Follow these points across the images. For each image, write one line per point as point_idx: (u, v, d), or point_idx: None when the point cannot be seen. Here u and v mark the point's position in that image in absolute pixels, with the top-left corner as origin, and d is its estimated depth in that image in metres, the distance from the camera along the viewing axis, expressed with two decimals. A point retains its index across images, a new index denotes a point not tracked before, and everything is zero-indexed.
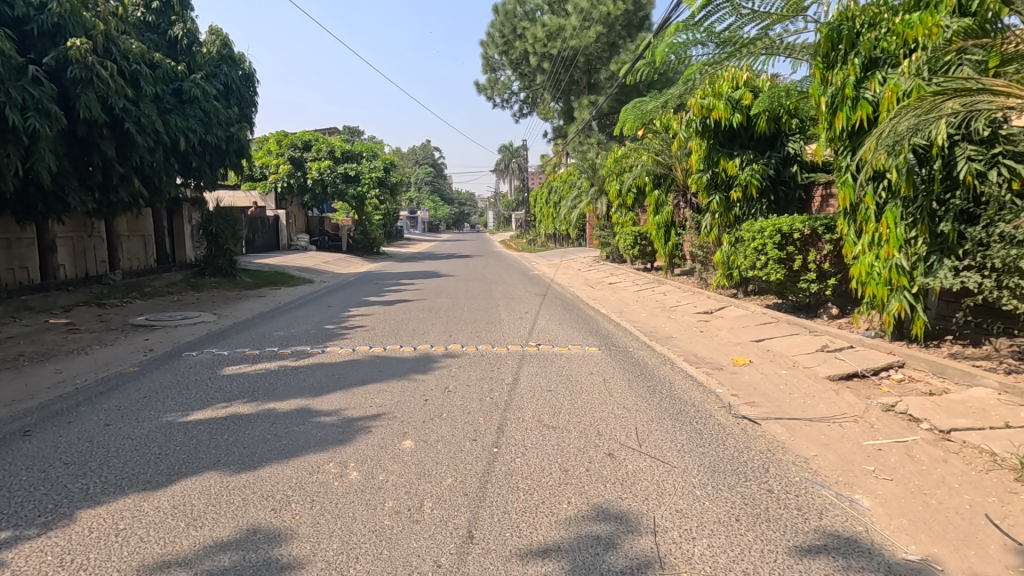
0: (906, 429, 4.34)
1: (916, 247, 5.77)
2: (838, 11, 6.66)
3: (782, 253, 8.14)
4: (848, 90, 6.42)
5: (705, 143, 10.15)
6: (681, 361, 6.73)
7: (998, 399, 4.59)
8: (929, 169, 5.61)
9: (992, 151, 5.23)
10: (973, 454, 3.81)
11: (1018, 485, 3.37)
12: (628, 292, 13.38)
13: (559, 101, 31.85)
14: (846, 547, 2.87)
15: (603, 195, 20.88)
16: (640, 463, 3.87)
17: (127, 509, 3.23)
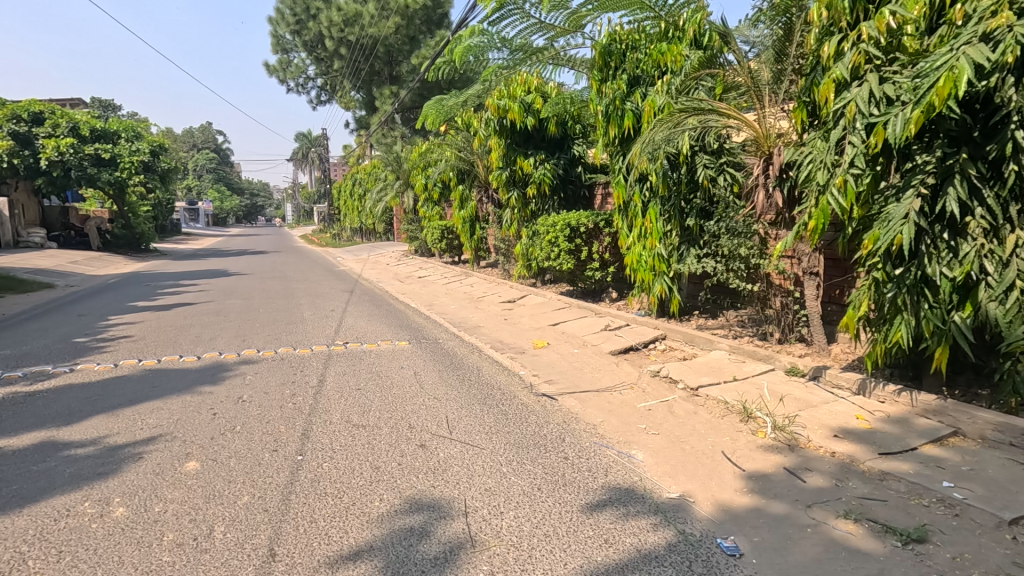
0: (668, 390, 5.20)
1: (671, 239, 6.90)
2: (609, 32, 7.57)
3: (571, 245, 9.05)
4: (619, 102, 7.37)
5: (503, 141, 10.76)
6: (488, 348, 7.07)
7: (729, 359, 5.76)
8: (679, 173, 6.73)
9: (720, 161, 6.47)
10: (713, 404, 4.74)
11: (742, 425, 4.28)
12: (437, 285, 13.55)
13: (360, 91, 30.75)
14: (626, 497, 3.33)
15: (409, 188, 20.81)
16: (451, 449, 3.98)
17: None
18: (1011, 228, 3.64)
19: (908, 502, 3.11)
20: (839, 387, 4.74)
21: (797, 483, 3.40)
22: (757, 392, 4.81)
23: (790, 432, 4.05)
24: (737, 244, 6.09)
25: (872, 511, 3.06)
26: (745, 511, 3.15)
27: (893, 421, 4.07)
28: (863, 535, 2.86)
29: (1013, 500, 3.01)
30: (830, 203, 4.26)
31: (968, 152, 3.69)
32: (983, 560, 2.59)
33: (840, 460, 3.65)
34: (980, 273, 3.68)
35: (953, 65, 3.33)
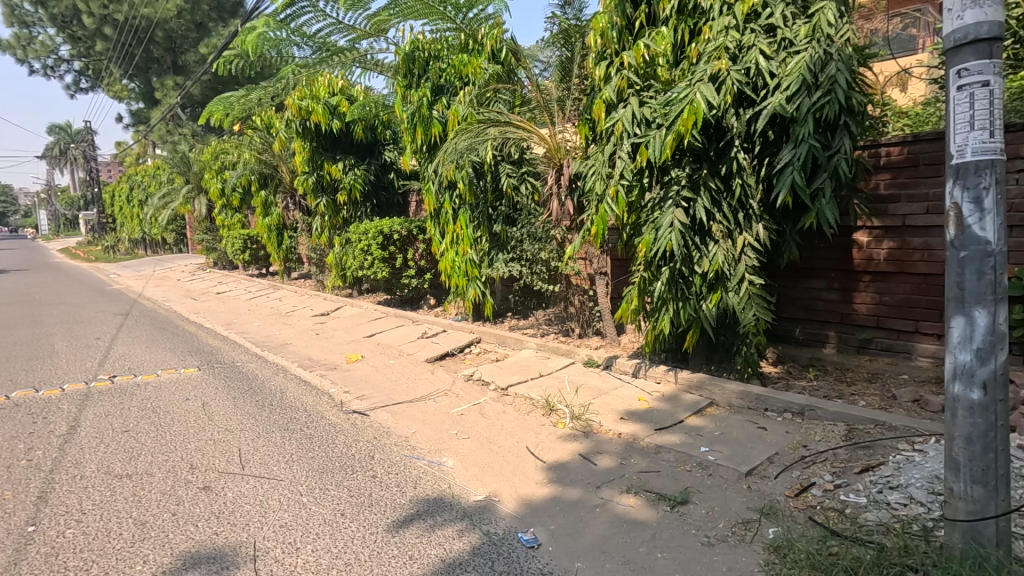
0: (480, 392, 5.33)
1: (481, 245, 7.12)
2: (411, 39, 7.54)
3: (385, 253, 8.82)
4: (424, 110, 7.41)
5: (307, 145, 10.10)
6: (294, 367, 6.53)
7: (537, 356, 6.12)
8: (485, 182, 6.97)
9: (521, 170, 6.83)
10: (521, 402, 4.97)
11: (545, 419, 4.56)
12: (239, 301, 12.19)
13: (134, 80, 26.43)
14: (434, 507, 3.31)
15: (202, 193, 18.44)
16: (242, 487, 3.54)
17: None
18: (739, 231, 4.44)
19: (675, 469, 3.59)
20: (626, 374, 5.32)
21: (590, 467, 3.71)
22: (559, 386, 5.16)
23: (586, 420, 4.41)
24: (539, 249, 6.59)
25: (648, 482, 3.46)
26: (544, 502, 3.34)
27: (667, 399, 4.69)
28: (641, 506, 3.22)
29: (748, 454, 3.65)
30: (607, 211, 4.76)
31: (708, 168, 4.41)
32: (727, 510, 3.09)
33: (625, 439, 4.08)
34: (721, 269, 4.42)
35: (692, 98, 3.94)
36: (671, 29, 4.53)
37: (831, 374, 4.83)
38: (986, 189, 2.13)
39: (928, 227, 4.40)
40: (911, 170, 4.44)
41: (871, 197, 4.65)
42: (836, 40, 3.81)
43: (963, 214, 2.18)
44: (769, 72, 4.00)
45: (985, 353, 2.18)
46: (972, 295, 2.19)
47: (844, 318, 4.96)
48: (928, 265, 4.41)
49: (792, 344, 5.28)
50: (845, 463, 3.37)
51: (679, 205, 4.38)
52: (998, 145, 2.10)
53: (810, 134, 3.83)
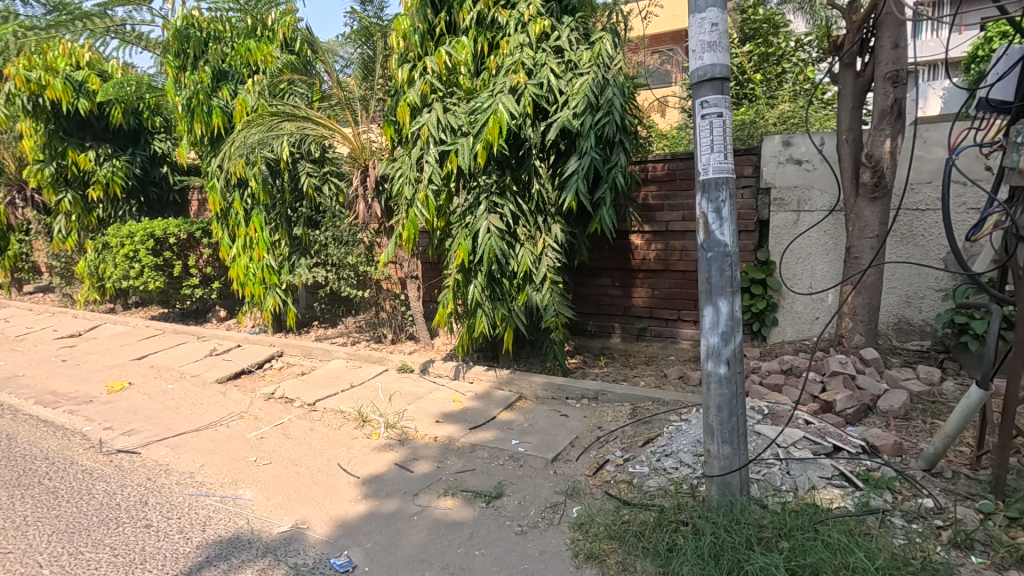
0: (283, 411, 4.86)
1: (280, 249, 6.57)
2: (184, 14, 6.55)
3: (158, 259, 7.55)
4: (202, 96, 6.47)
5: (41, 127, 8.12)
6: (30, 405, 5.19)
7: (347, 366, 5.81)
8: (281, 181, 6.39)
9: (323, 170, 6.39)
10: (331, 416, 4.65)
11: (357, 431, 4.34)
12: None
13: None
14: (228, 549, 2.91)
15: None
16: None
17: None
18: (541, 235, 4.75)
19: (489, 465, 3.71)
20: (440, 376, 5.35)
21: (406, 475, 3.63)
22: (371, 396, 4.96)
23: (400, 427, 4.31)
24: (345, 253, 6.14)
25: (465, 482, 3.51)
26: (359, 520, 3.17)
27: (479, 397, 4.83)
28: (458, 506, 3.25)
29: (554, 441, 3.94)
30: (417, 215, 4.73)
31: (511, 175, 4.64)
32: (537, 497, 3.28)
33: (441, 442, 4.08)
34: (529, 269, 4.70)
35: (494, 109, 4.12)
36: (470, 39, 4.67)
37: (618, 360, 5.48)
38: (723, 201, 2.60)
39: (684, 231, 5.26)
40: (670, 184, 5.27)
41: (643, 206, 5.39)
42: (612, 67, 4.32)
43: (708, 221, 2.63)
44: (558, 90, 4.33)
45: (728, 335, 2.66)
46: (717, 288, 2.66)
47: (626, 310, 5.66)
48: (686, 263, 5.27)
49: (586, 336, 5.87)
50: (631, 438, 3.84)
51: (486, 210, 4.53)
52: (731, 166, 2.59)
53: (594, 148, 4.28)
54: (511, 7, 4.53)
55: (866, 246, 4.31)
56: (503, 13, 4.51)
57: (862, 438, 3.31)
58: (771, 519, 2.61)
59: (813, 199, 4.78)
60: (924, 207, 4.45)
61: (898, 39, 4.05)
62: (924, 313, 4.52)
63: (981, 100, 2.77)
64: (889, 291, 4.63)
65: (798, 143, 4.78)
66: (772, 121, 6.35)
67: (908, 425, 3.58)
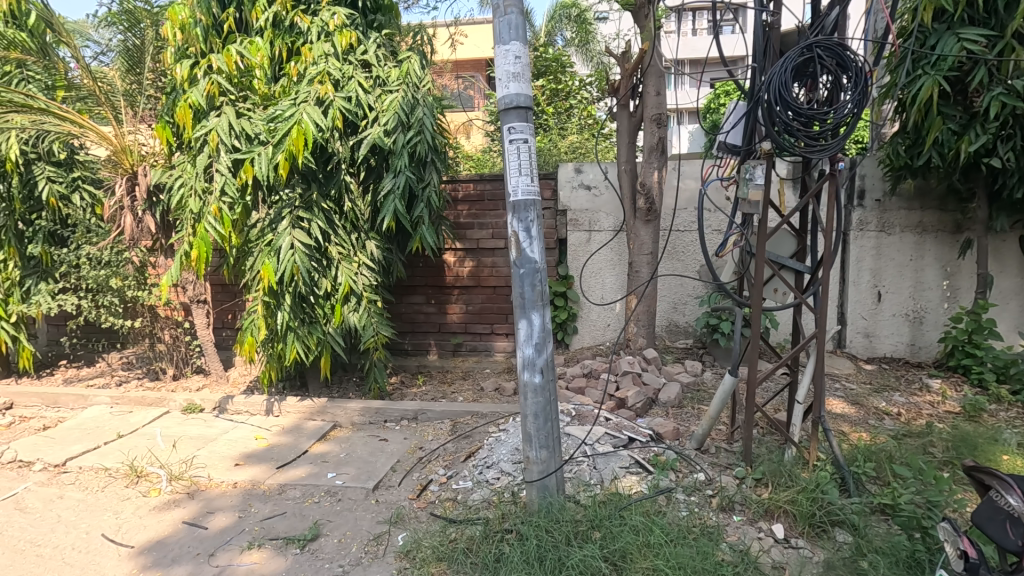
0: (15, 479, 3.81)
1: (6, 271, 5.24)
2: None
3: None
4: None
5: None
6: None
7: (111, 412, 4.81)
8: (8, 187, 5.10)
9: (71, 175, 5.24)
10: (89, 477, 3.78)
11: (129, 490, 3.59)
12: None
13: None
14: None
15: None
16: None
17: None
18: (356, 252, 4.55)
19: (301, 506, 3.38)
20: (238, 413, 4.73)
21: (198, 533, 3.11)
22: (147, 445, 4.16)
23: (189, 478, 3.69)
24: (104, 275, 5.02)
25: (272, 529, 3.14)
26: None
27: (287, 432, 4.38)
28: (267, 558, 2.88)
29: (373, 468, 3.76)
30: (208, 231, 4.13)
31: (318, 190, 4.33)
32: (358, 532, 3.08)
33: (242, 488, 3.60)
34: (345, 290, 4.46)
35: (298, 118, 3.84)
36: (266, 41, 4.28)
37: (436, 377, 5.46)
38: (532, 221, 2.78)
39: (493, 249, 5.51)
40: (479, 204, 5.50)
41: (455, 224, 5.50)
42: (420, 86, 4.36)
43: (519, 240, 2.78)
44: (368, 105, 4.22)
45: (541, 345, 2.84)
46: (530, 302, 2.82)
47: (441, 326, 5.70)
48: (496, 279, 5.53)
49: (402, 355, 5.76)
50: (453, 455, 3.85)
51: (293, 227, 4.17)
52: (536, 189, 2.78)
53: (406, 166, 4.26)
54: (312, 13, 4.27)
55: (644, 261, 5.01)
56: (303, 18, 4.24)
57: (650, 428, 3.81)
58: (585, 513, 2.84)
59: (602, 220, 5.41)
60: (684, 228, 5.36)
61: (660, 88, 4.82)
62: (688, 317, 5.42)
63: (721, 142, 3.51)
64: (662, 299, 5.44)
65: (587, 170, 5.38)
66: (564, 150, 7.07)
67: (682, 412, 4.22)
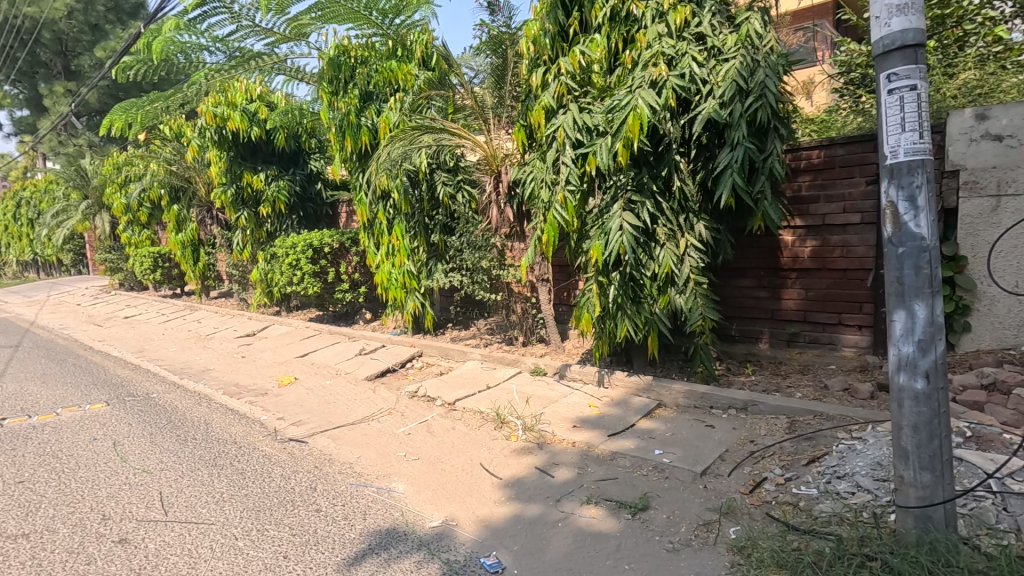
0: (426, 409, 5.13)
1: (418, 255, 6.93)
2: (336, 43, 7.14)
3: (316, 267, 8.42)
4: (352, 117, 7.04)
5: (224, 154, 9.39)
6: (220, 395, 6.02)
7: (482, 367, 6.00)
8: (420, 191, 6.78)
9: (457, 179, 6.67)
10: (470, 416, 4.81)
11: (497, 432, 4.42)
12: (149, 326, 11.08)
13: (17, 85, 23.37)
14: (388, 539, 3.08)
15: (102, 210, 16.73)
16: (166, 536, 3.16)
17: None
18: (683, 233, 4.51)
19: (632, 475, 3.57)
20: (574, 381, 5.30)
21: (547, 480, 3.62)
22: (508, 397, 5.05)
23: (538, 431, 4.32)
24: (479, 257, 6.30)
25: (607, 491, 3.41)
26: (505, 522, 3.20)
27: (616, 404, 4.69)
28: (603, 516, 3.15)
29: (701, 454, 3.70)
30: (556, 218, 4.67)
31: (648, 173, 4.42)
32: (687, 513, 3.08)
33: (580, 448, 4.02)
34: (672, 271, 4.47)
35: (634, 104, 3.96)
36: (604, 36, 4.55)
37: (767, 368, 5.02)
38: (919, 188, 2.23)
39: (845, 225, 4.69)
40: (828, 172, 4.72)
41: (795, 199, 4.88)
42: (761, 48, 3.98)
43: (899, 212, 2.27)
44: (703, 79, 4.07)
45: (926, 344, 2.28)
46: (911, 289, 2.29)
47: (774, 313, 5.17)
48: (848, 261, 4.69)
49: (728, 341, 5.47)
50: (792, 456, 3.47)
51: (625, 211, 4.37)
52: (928, 146, 2.21)
53: (742, 138, 3.96)
54: None
55: None
56: (638, 5, 4.33)
57: None
58: (991, 565, 2.18)
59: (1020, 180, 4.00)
60: None
61: None
62: None
63: None
64: None
65: (997, 115, 4.04)
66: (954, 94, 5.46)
67: None
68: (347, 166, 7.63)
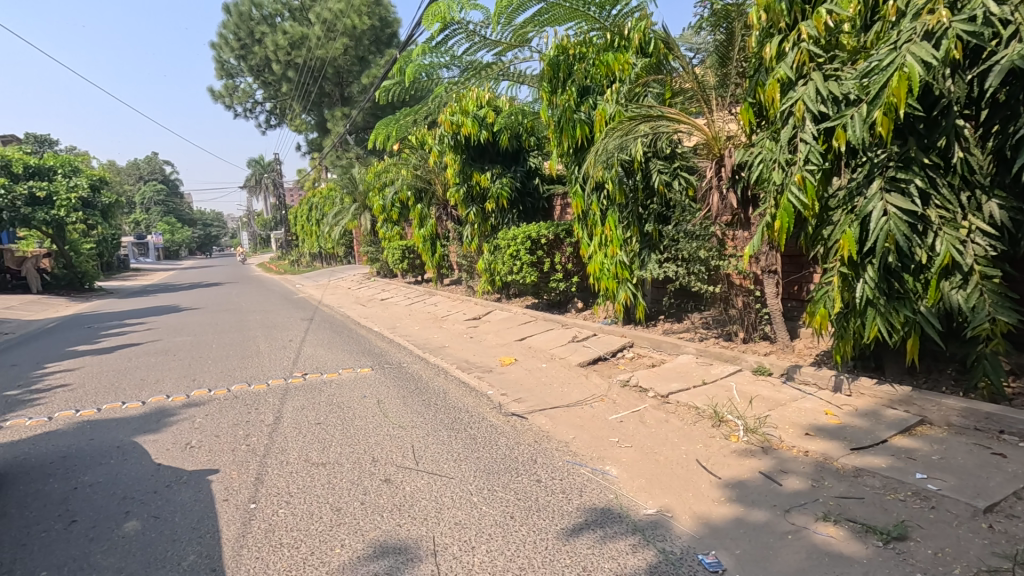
0: (638, 399, 5.12)
1: (631, 245, 6.90)
2: (556, 44, 7.51)
3: (533, 257, 9.02)
4: (570, 112, 7.30)
5: (458, 157, 10.60)
6: (454, 369, 6.88)
7: (697, 362, 5.75)
8: (635, 180, 6.74)
9: (674, 166, 6.51)
10: (685, 411, 4.66)
11: (714, 430, 4.20)
12: (399, 307, 13.14)
13: (311, 114, 29.58)
14: (603, 518, 3.18)
15: (366, 210, 20.32)
16: (418, 481, 3.76)
17: None
18: (966, 215, 3.68)
19: (884, 498, 3.07)
20: (806, 384, 4.75)
21: (774, 488, 3.33)
22: (727, 395, 4.76)
23: (763, 434, 3.99)
24: (697, 247, 6.03)
25: (849, 510, 3.00)
26: (725, 523, 3.04)
27: (861, 415, 4.07)
28: (844, 537, 2.78)
29: (984, 487, 3.00)
30: (791, 202, 4.20)
31: (917, 144, 3.72)
32: (963, 554, 2.55)
33: (814, 459, 3.61)
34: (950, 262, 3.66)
35: (901, 63, 3.36)
36: None
37: None
38: None
39: None
40: None
41: None
42: None
43: None
44: (1003, 20, 3.28)
45: None
46: None
47: None
48: None
49: None
50: None
51: (885, 190, 3.74)
52: None
53: None
54: None
55: None
56: None
57: None
58: None
59: None
60: None
61: None
62: None
63: None
64: None
65: None
66: None
67: None
68: (563, 160, 7.96)
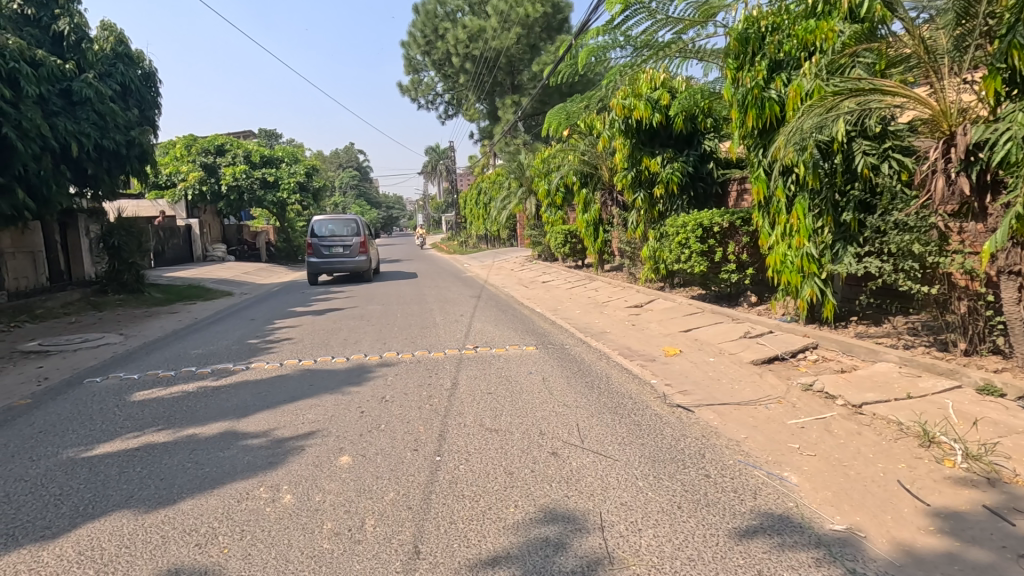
0: (824, 406, 4.66)
1: (823, 236, 6.21)
2: (745, 15, 6.96)
3: (704, 246, 8.49)
4: (757, 91, 6.75)
5: (628, 141, 10.40)
6: (616, 355, 6.91)
7: (900, 372, 5.04)
8: (832, 163, 6.04)
9: (884, 146, 5.75)
10: (883, 425, 4.14)
11: (922, 451, 3.68)
12: (560, 290, 13.45)
13: (484, 103, 31.21)
14: (780, 525, 3.01)
15: (532, 195, 20.98)
16: (584, 459, 3.90)
17: (50, 555, 2.93)
18: None
19: None
20: None
21: (1003, 527, 2.83)
22: (940, 413, 4.12)
23: (988, 463, 3.40)
24: (909, 240, 5.20)
25: None
26: (933, 555, 2.68)
27: None
28: None
29: None
30: None
31: None
32: None
33: None
34: None
35: None
36: None
37: None
38: None
39: None
40: None
41: None
42: None
43: None
44: None
45: None
46: None
47: None
48: None
49: None
50: None
51: None
52: None
53: None
54: None
55: None
56: None
57: None
58: None
59: None
60: None
61: None
62: None
63: None
64: None
65: None
66: None
67: None
68: (744, 142, 7.39)
